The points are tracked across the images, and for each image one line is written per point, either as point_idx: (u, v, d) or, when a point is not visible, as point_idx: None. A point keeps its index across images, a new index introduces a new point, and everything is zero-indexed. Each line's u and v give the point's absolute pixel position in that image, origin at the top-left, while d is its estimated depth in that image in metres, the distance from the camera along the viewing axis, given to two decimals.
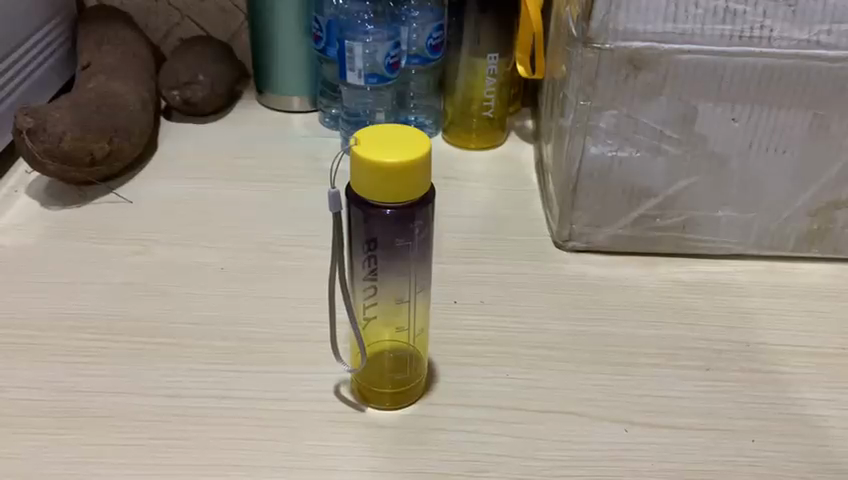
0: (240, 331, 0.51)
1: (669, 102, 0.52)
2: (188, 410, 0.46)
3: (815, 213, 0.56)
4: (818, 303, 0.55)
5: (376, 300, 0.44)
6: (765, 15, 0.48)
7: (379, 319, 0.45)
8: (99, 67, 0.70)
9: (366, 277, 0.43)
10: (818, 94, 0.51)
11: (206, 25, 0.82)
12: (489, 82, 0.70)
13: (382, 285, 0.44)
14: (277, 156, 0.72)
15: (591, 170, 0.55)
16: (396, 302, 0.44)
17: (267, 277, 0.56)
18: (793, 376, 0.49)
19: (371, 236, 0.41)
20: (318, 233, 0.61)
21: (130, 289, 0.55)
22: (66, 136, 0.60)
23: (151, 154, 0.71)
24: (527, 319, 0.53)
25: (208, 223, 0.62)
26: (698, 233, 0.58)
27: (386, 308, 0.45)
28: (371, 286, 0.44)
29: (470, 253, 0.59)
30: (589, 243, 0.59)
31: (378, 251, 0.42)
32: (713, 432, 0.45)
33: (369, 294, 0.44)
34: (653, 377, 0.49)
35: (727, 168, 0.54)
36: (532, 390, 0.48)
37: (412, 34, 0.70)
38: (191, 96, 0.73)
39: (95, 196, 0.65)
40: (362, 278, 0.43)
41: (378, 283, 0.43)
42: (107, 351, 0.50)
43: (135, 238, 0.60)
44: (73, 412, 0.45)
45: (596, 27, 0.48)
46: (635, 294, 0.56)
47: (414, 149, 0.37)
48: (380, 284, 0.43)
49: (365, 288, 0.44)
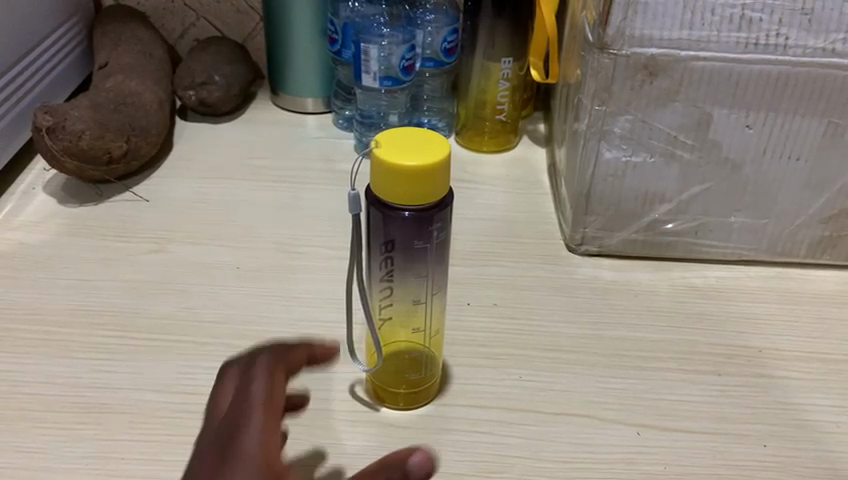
0: (254, 330, 0.52)
1: (683, 108, 0.52)
2: (205, 408, 0.46)
3: (827, 221, 0.56)
4: (828, 310, 0.55)
5: (392, 301, 0.45)
6: (781, 23, 0.48)
7: (393, 320, 0.46)
8: (116, 66, 0.71)
9: (382, 278, 0.44)
10: (833, 102, 0.51)
11: (222, 26, 0.82)
12: (503, 86, 0.71)
13: (398, 287, 0.44)
14: (291, 157, 0.72)
15: (605, 175, 0.55)
16: (413, 304, 0.45)
17: (282, 277, 0.57)
18: (803, 381, 0.49)
19: (389, 237, 0.41)
20: (332, 234, 0.62)
21: (147, 286, 0.55)
22: (85, 135, 0.60)
23: (167, 153, 0.72)
24: (539, 322, 0.53)
25: (222, 223, 0.63)
26: (711, 238, 0.58)
27: (403, 309, 0.45)
28: (388, 287, 0.44)
29: (483, 255, 0.60)
30: (601, 247, 0.59)
31: (396, 253, 0.42)
32: (725, 436, 0.45)
33: (385, 294, 0.44)
34: (664, 381, 0.49)
35: (741, 174, 0.55)
36: (545, 392, 0.48)
37: (427, 37, 0.71)
38: (207, 96, 0.74)
39: (111, 194, 0.66)
40: (379, 279, 0.44)
41: (395, 284, 0.44)
42: (124, 347, 0.50)
43: (151, 236, 0.61)
44: (91, 407, 0.46)
45: (612, 34, 0.49)
46: (646, 299, 0.56)
47: (433, 156, 0.38)
48: (397, 285, 0.44)
49: (381, 289, 0.44)
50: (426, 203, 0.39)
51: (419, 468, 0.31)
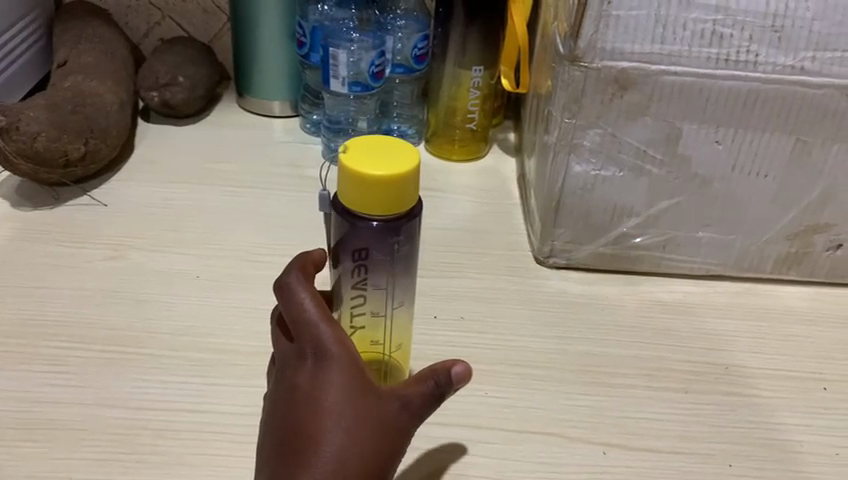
0: (214, 343, 0.50)
1: (653, 122, 0.51)
2: (161, 424, 0.45)
3: (793, 237, 0.56)
4: (794, 327, 0.55)
5: (365, 310, 0.43)
6: (752, 40, 0.48)
7: (365, 329, 0.43)
8: (76, 65, 0.68)
9: (354, 285, 0.42)
10: (801, 120, 0.51)
11: (188, 26, 0.80)
12: (473, 95, 0.70)
13: (372, 295, 0.42)
14: (258, 162, 0.71)
15: (574, 188, 0.55)
16: (384, 313, 0.43)
17: (244, 287, 0.55)
18: (769, 399, 0.49)
19: (359, 246, 0.40)
20: (297, 242, 0.60)
21: (103, 296, 0.54)
22: (41, 137, 0.58)
23: (128, 156, 0.70)
24: (505, 337, 0.53)
25: (184, 229, 0.61)
26: (678, 253, 0.58)
27: (374, 319, 0.43)
28: (360, 295, 0.42)
29: (451, 266, 0.59)
30: (569, 260, 0.59)
31: (368, 261, 0.41)
32: (690, 456, 0.45)
33: (357, 302, 0.42)
34: (631, 399, 0.49)
35: (710, 190, 0.54)
36: (511, 408, 0.47)
37: (397, 43, 0.70)
38: (170, 98, 0.72)
39: (68, 197, 0.64)
40: (351, 286, 0.42)
41: (368, 293, 0.42)
42: (77, 360, 0.48)
43: (110, 243, 0.59)
44: (40, 423, 0.44)
45: (583, 46, 0.48)
46: (614, 313, 0.56)
47: (401, 166, 0.37)
48: (370, 294, 0.42)
49: (353, 297, 0.42)
50: (393, 213, 0.38)
51: (462, 377, 0.38)
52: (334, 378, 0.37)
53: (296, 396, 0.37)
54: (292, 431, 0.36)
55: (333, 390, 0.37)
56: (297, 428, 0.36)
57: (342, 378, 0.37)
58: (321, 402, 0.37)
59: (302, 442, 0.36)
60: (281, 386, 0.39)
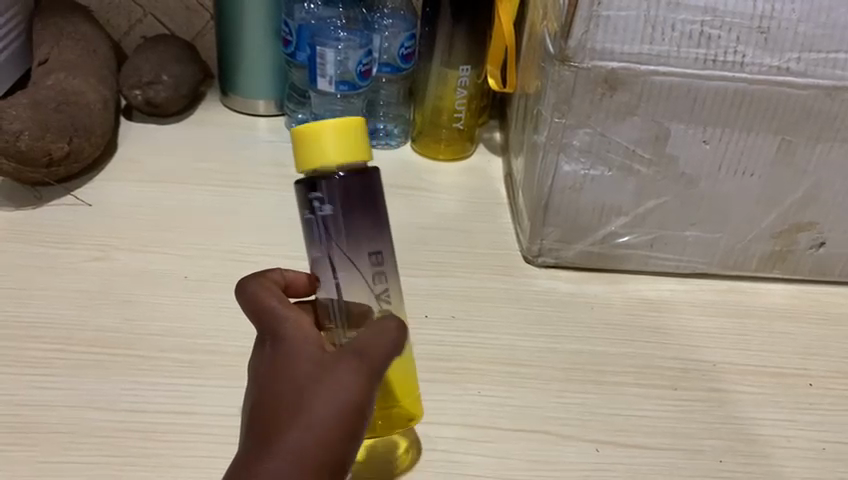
0: (204, 345, 0.50)
1: (641, 122, 0.52)
2: (150, 426, 0.44)
3: (777, 236, 0.57)
4: (777, 325, 0.56)
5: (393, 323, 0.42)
6: (738, 41, 0.48)
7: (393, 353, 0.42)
8: (57, 63, 0.67)
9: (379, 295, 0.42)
10: (785, 120, 0.52)
11: (170, 24, 0.79)
12: (460, 94, 0.70)
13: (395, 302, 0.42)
14: (243, 161, 0.70)
15: (562, 188, 0.55)
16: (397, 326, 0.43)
17: (232, 287, 0.55)
18: (755, 395, 0.50)
19: (345, 234, 0.40)
20: (285, 242, 0.60)
21: (89, 297, 0.53)
22: (23, 136, 0.57)
23: (111, 154, 0.69)
24: (496, 334, 0.53)
25: (171, 228, 0.60)
26: (666, 252, 0.58)
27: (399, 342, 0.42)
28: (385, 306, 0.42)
29: (441, 265, 0.59)
30: (558, 259, 0.59)
31: (375, 254, 0.41)
32: (680, 452, 0.46)
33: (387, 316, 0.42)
34: (622, 396, 0.49)
35: (697, 189, 0.55)
36: (504, 407, 0.47)
37: (383, 42, 0.70)
38: (153, 96, 0.71)
39: (51, 197, 0.63)
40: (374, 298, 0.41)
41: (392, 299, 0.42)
42: (64, 362, 0.48)
43: (94, 244, 0.58)
44: (28, 427, 0.44)
45: (573, 46, 0.48)
46: (603, 311, 0.56)
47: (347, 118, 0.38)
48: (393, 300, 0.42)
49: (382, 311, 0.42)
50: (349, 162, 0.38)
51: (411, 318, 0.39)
52: (293, 351, 0.36)
53: (261, 379, 0.36)
54: (259, 408, 0.35)
55: (296, 362, 0.35)
56: (267, 408, 0.34)
57: (302, 349, 0.36)
58: (285, 377, 0.35)
59: (271, 421, 0.34)
60: (249, 382, 0.37)
